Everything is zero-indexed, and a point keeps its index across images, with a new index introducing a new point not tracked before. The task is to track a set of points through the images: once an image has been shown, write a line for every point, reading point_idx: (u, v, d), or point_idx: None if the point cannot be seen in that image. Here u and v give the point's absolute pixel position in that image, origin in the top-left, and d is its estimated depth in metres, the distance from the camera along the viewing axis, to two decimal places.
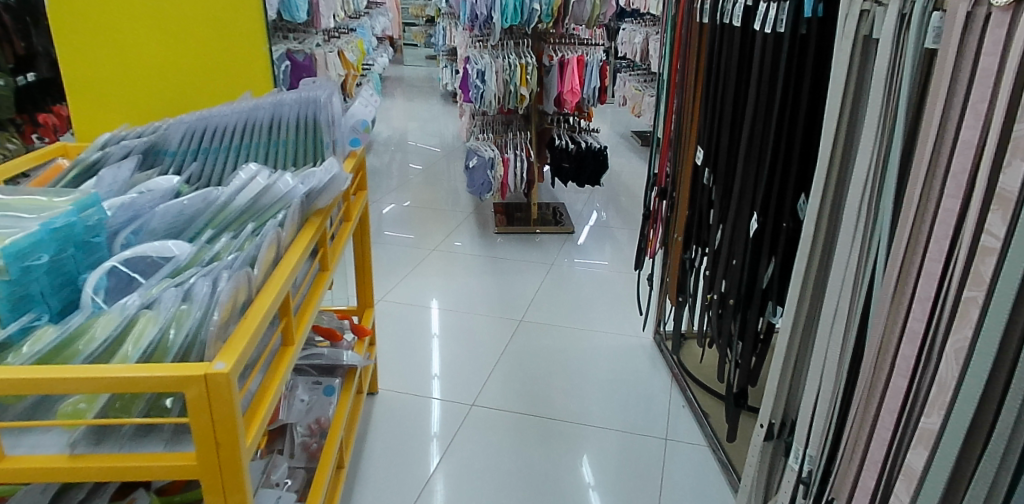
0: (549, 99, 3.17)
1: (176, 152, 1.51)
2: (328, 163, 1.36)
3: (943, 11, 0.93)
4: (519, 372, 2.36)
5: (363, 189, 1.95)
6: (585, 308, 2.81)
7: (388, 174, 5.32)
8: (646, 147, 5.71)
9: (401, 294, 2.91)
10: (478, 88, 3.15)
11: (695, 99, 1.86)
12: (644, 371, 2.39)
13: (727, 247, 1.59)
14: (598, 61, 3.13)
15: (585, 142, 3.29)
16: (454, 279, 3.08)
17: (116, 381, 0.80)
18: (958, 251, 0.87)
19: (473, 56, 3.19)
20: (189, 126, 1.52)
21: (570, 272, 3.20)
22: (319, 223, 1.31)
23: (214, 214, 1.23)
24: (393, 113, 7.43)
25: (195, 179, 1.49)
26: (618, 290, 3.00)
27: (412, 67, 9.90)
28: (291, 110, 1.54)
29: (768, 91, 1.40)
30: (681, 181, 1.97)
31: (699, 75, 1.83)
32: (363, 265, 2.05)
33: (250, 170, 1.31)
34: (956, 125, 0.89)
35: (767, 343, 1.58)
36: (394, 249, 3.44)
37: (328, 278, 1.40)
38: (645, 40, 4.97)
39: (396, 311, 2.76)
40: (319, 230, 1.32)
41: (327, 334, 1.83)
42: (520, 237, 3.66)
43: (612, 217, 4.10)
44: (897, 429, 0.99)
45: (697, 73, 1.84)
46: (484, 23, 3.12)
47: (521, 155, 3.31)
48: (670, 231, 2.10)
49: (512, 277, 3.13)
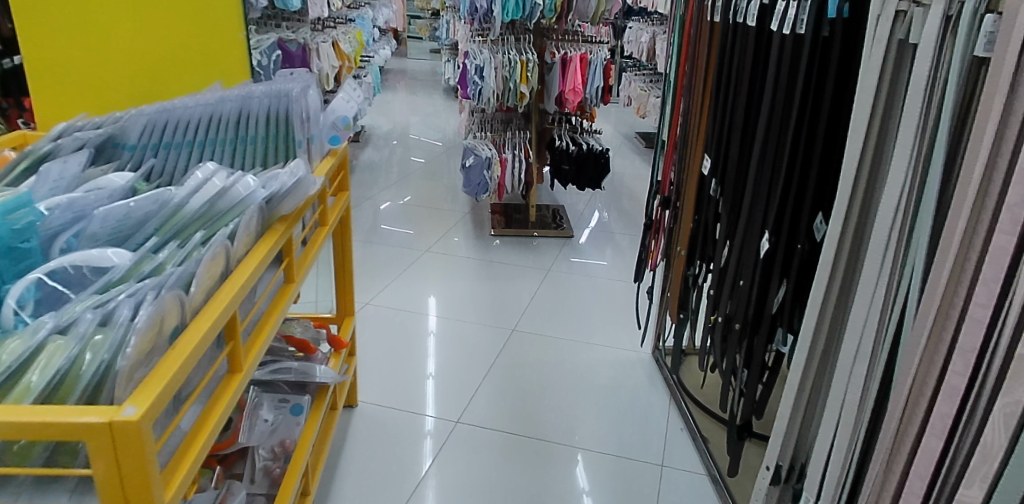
0: (550, 98, 3.04)
1: (136, 146, 1.38)
2: (294, 165, 1.22)
3: (998, 13, 0.79)
4: (508, 387, 2.24)
5: (343, 190, 1.81)
6: (582, 318, 2.68)
7: (387, 169, 5.17)
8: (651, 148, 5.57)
9: (390, 298, 2.77)
10: (477, 85, 3.01)
11: (702, 104, 1.73)
12: (641, 389, 2.26)
13: (734, 267, 1.47)
14: (602, 60, 2.99)
15: (586, 143, 3.15)
16: (447, 283, 2.96)
17: (7, 426, 0.67)
18: (1011, 296, 0.74)
19: (472, 51, 3.05)
20: (150, 118, 1.38)
21: (568, 278, 3.06)
22: (283, 232, 1.18)
23: (165, 218, 1.10)
24: (396, 106, 7.31)
25: (155, 175, 1.35)
26: (617, 299, 2.87)
27: (417, 60, 9.77)
28: (260, 104, 1.41)
29: (784, 96, 1.26)
30: (685, 191, 1.85)
31: (706, 79, 1.70)
32: (345, 272, 1.92)
33: (208, 169, 1.19)
34: (1012, 148, 0.75)
35: (775, 373, 1.45)
36: (387, 248, 3.31)
37: (294, 291, 1.27)
38: (652, 38, 4.82)
39: (382, 316, 2.63)
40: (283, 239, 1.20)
41: (300, 345, 1.70)
42: (517, 240, 3.52)
43: (612, 221, 3.97)
44: (927, 497, 0.85)
45: (704, 77, 1.71)
46: (484, 18, 2.96)
47: (520, 157, 3.18)
48: (672, 244, 1.96)
49: (507, 282, 3.00)
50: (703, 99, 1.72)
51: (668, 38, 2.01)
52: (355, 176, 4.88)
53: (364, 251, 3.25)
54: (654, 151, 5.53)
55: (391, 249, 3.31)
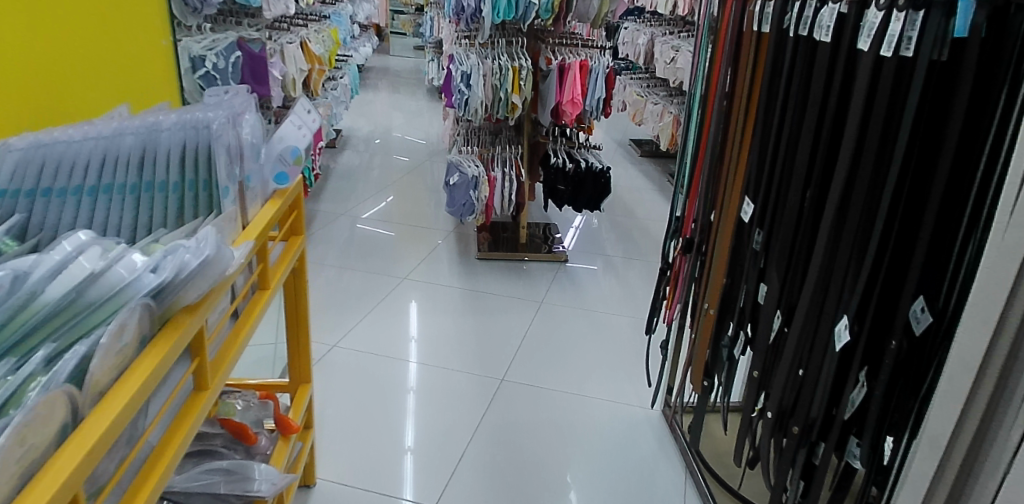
0: (545, 109, 2.70)
1: (6, 192, 0.96)
2: (202, 236, 0.84)
3: None
4: (497, 457, 1.91)
5: (296, 234, 1.47)
6: (580, 365, 2.36)
7: (365, 175, 4.77)
8: (647, 156, 5.25)
9: (360, 340, 2.42)
10: (463, 94, 2.64)
11: (738, 135, 1.42)
12: (650, 456, 1.94)
13: (793, 349, 1.16)
14: (604, 66, 2.64)
15: (585, 160, 2.82)
16: (427, 318, 2.62)
17: None
18: None
19: (458, 56, 2.69)
20: (25, 153, 0.96)
21: (563, 312, 2.73)
22: (190, 328, 0.84)
23: (10, 313, 0.72)
24: (377, 105, 6.93)
25: (33, 230, 0.97)
26: (618, 339, 2.55)
27: (399, 58, 9.41)
28: (171, 137, 1.04)
29: (879, 139, 0.96)
30: (716, 238, 1.54)
31: (745, 104, 1.39)
32: (303, 332, 1.56)
33: (78, 240, 0.83)
34: None
35: (845, 490, 1.14)
36: (361, 274, 2.95)
37: (209, 401, 0.93)
38: (650, 41, 4.51)
39: (350, 364, 2.28)
40: (190, 336, 0.85)
41: (240, 432, 1.36)
42: (507, 264, 3.18)
43: (607, 243, 3.65)
44: None
45: (741, 101, 1.40)
46: (471, 18, 2.61)
47: (511, 175, 2.82)
48: (698, 295, 1.65)
49: (495, 317, 2.66)
50: (739, 129, 1.42)
51: (693, 50, 1.69)
52: (329, 183, 4.49)
53: (334, 277, 2.89)
54: (649, 159, 5.22)
55: (366, 275, 2.95)
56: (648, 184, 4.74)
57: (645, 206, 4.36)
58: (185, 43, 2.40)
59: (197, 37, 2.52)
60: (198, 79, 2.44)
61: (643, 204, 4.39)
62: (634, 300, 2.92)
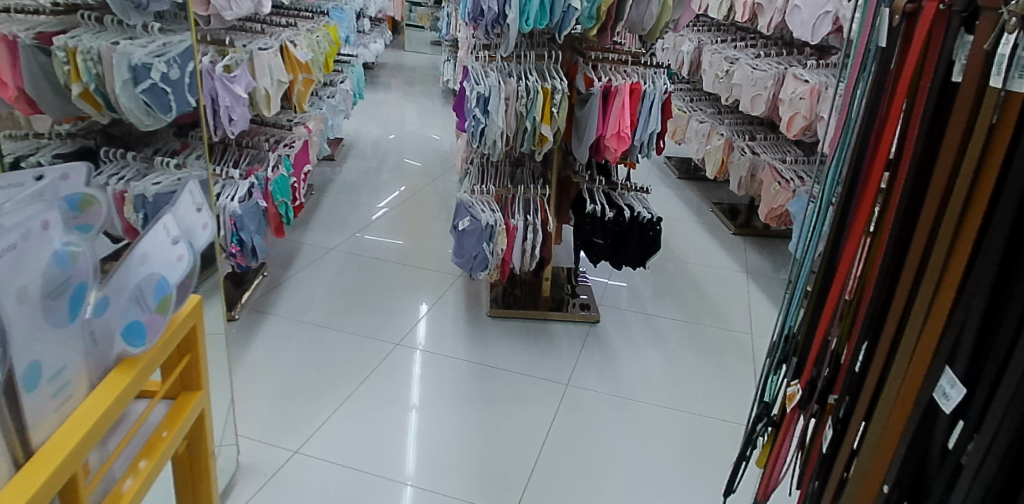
0: (582, 143, 2.13)
1: None
2: None
3: None
4: None
5: (194, 391, 0.92)
6: (620, 497, 1.79)
7: (368, 187, 4.20)
8: (685, 180, 4.64)
9: (333, 446, 1.87)
10: (478, 121, 2.07)
11: (922, 264, 0.88)
12: None
13: None
14: (661, 92, 2.07)
15: (628, 207, 2.25)
16: (424, 409, 2.05)
17: None
18: None
19: (474, 73, 2.11)
20: None
21: (595, 405, 2.16)
22: None
23: None
24: (389, 105, 6.37)
25: None
26: (666, 454, 1.98)
27: (416, 54, 8.86)
28: None
29: None
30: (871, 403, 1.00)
31: (936, 218, 0.85)
32: None
33: None
34: None
35: None
36: (347, 335, 2.40)
37: None
38: (698, 48, 3.89)
39: (315, 484, 1.73)
40: None
41: None
42: (526, 326, 2.60)
43: (646, 291, 3.06)
44: None
45: (928, 212, 0.85)
46: (492, 25, 2.01)
47: (535, 224, 2.24)
48: (833, 477, 1.07)
49: (510, 409, 2.10)
50: (925, 257, 0.88)
51: (838, 99, 1.11)
52: (326, 196, 3.92)
53: (311, 341, 2.34)
54: (688, 182, 4.62)
55: (351, 339, 2.38)
56: (688, 213, 4.14)
57: (687, 240, 3.76)
58: (124, 46, 1.87)
59: (141, 40, 1.91)
60: (140, 93, 1.91)
61: (685, 237, 3.79)
62: (683, 385, 2.33)
